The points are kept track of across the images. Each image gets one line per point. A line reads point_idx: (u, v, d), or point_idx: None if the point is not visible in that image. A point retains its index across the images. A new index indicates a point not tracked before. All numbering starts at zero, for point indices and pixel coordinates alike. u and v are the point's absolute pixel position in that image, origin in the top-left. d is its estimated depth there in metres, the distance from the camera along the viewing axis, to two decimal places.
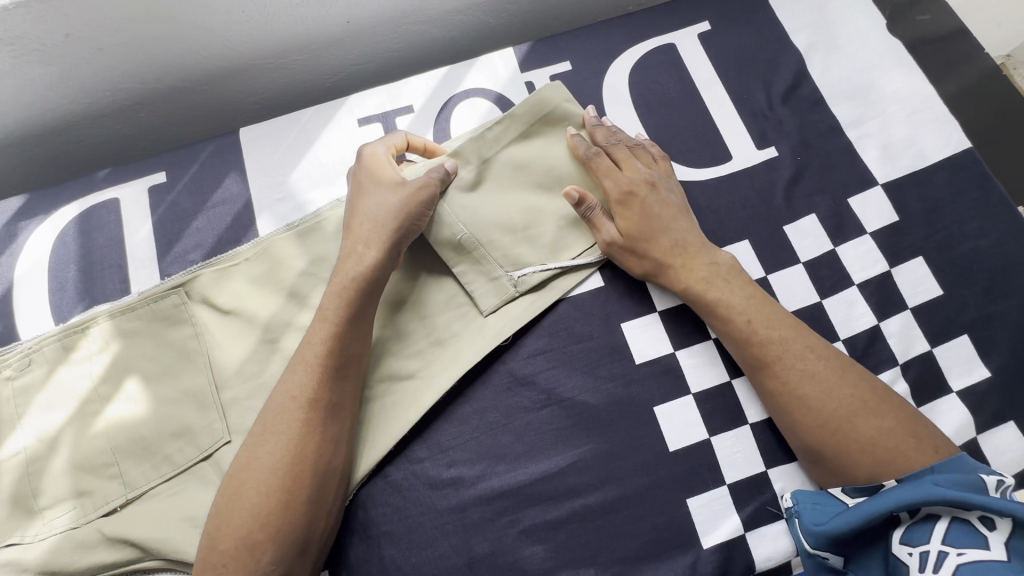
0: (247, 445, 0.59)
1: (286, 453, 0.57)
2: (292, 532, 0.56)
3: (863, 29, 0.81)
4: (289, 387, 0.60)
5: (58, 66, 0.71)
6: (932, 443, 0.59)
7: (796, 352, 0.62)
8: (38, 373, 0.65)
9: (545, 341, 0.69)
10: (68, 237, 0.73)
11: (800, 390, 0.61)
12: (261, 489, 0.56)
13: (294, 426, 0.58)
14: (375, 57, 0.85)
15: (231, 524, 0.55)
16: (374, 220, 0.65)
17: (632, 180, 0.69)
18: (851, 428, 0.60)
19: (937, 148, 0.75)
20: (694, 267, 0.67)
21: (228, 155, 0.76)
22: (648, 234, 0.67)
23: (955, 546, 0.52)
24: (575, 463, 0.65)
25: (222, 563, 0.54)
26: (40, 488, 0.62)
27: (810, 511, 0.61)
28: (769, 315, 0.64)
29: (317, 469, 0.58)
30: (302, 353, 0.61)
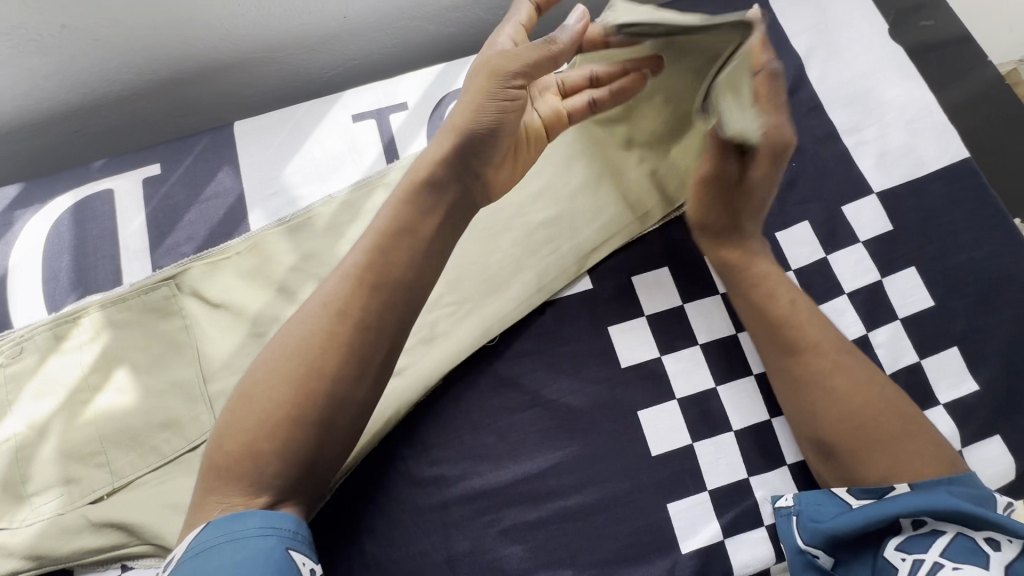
0: (273, 343, 0.52)
1: (306, 361, 0.49)
2: (301, 449, 0.49)
3: (864, 34, 0.80)
4: (325, 296, 0.52)
5: (56, 56, 0.72)
6: (946, 454, 0.58)
7: (823, 346, 0.63)
8: (29, 361, 0.66)
9: (532, 343, 0.69)
10: (62, 227, 0.73)
11: (827, 385, 0.61)
12: (272, 396, 0.49)
13: (319, 334, 0.50)
14: (373, 53, 0.85)
15: (237, 427, 0.49)
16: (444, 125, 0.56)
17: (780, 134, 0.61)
18: (868, 428, 0.59)
19: (934, 157, 0.74)
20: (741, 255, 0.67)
21: (223, 148, 0.76)
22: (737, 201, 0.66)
23: (952, 560, 0.50)
24: (556, 465, 0.65)
25: (225, 465, 0.48)
26: (30, 474, 0.63)
27: (813, 508, 0.59)
28: (803, 309, 0.65)
29: (336, 387, 0.50)
30: (345, 262, 0.53)
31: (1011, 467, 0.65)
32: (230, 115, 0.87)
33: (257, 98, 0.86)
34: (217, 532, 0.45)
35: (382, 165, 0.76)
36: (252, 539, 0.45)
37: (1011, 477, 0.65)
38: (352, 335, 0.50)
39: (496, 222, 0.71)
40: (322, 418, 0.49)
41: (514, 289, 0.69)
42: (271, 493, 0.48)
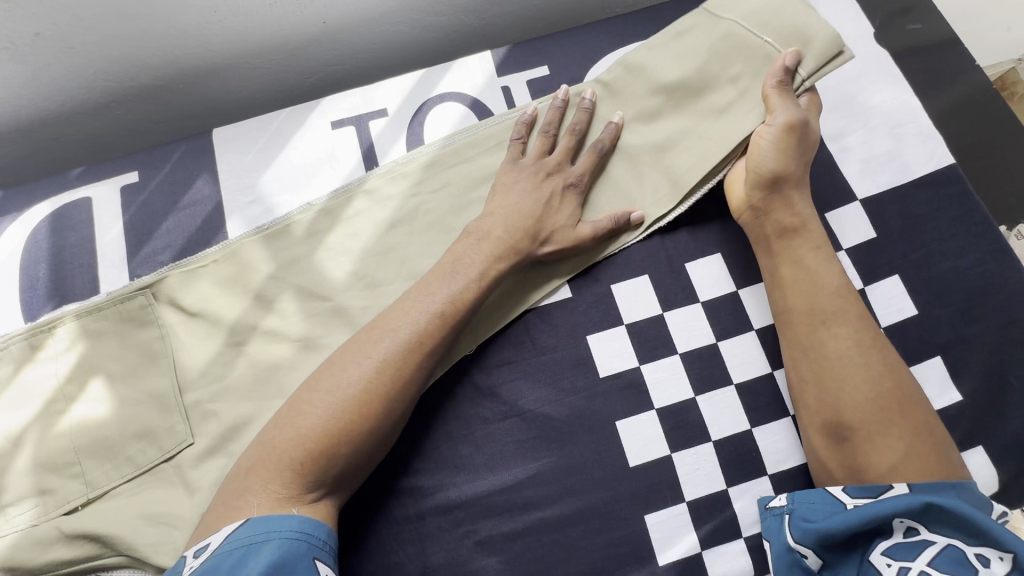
0: (340, 353, 0.59)
1: (388, 385, 0.57)
2: (361, 453, 0.56)
3: (849, 38, 0.79)
4: (400, 320, 0.59)
5: (30, 65, 0.71)
6: (955, 453, 0.59)
7: (861, 328, 0.62)
8: (4, 371, 0.66)
9: (510, 352, 0.68)
10: (39, 235, 0.73)
11: (860, 366, 0.61)
12: (355, 404, 0.55)
13: (396, 349, 0.58)
14: (353, 58, 0.84)
15: (304, 424, 0.55)
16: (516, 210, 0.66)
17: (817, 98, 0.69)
18: (896, 412, 0.59)
19: (919, 163, 0.73)
20: (795, 225, 0.66)
21: (201, 155, 0.76)
22: (808, 153, 0.67)
23: (940, 570, 0.49)
24: (533, 476, 0.64)
25: (296, 462, 0.53)
26: (4, 485, 0.63)
27: (806, 507, 0.58)
28: (840, 289, 0.64)
29: (400, 394, 0.58)
30: (413, 289, 0.62)
31: (993, 478, 0.64)
32: (212, 121, 0.87)
33: (237, 103, 0.85)
34: (258, 529, 0.49)
35: (361, 172, 0.76)
36: (290, 540, 0.50)
37: (993, 489, 0.64)
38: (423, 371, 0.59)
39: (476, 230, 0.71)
40: (385, 424, 0.57)
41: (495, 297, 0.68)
42: (323, 490, 0.55)
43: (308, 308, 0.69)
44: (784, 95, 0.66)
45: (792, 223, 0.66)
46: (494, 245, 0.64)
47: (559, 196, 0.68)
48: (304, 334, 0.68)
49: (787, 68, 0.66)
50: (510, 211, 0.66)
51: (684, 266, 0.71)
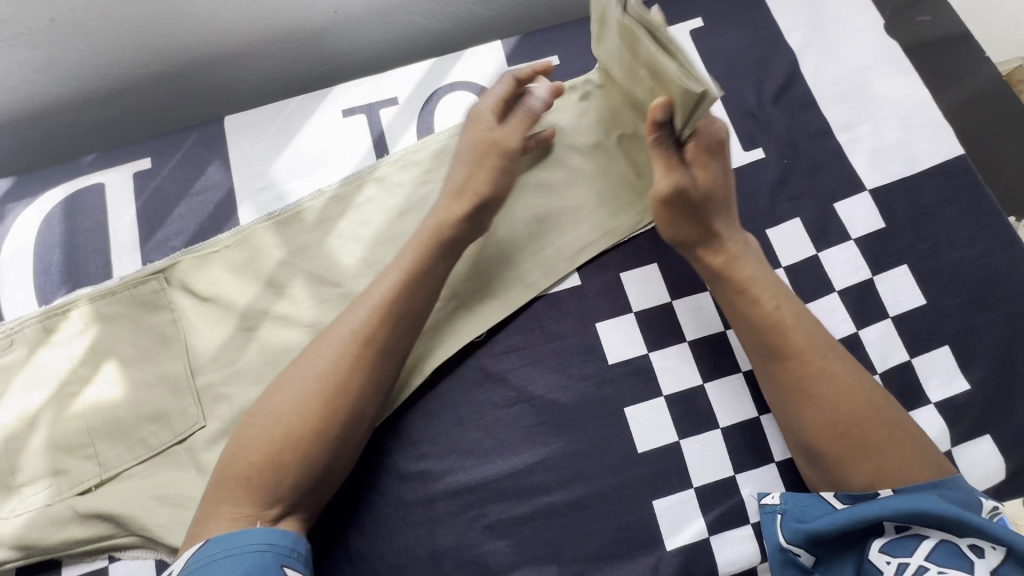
0: (273, 388, 0.58)
1: (324, 392, 0.56)
2: (314, 464, 0.55)
3: (859, 29, 0.79)
4: (323, 353, 0.58)
5: (46, 50, 0.72)
6: (935, 458, 0.58)
7: (819, 349, 0.61)
8: (19, 353, 0.66)
9: (519, 339, 0.68)
10: (53, 219, 0.74)
11: (818, 390, 0.59)
12: (295, 419, 0.55)
13: (326, 379, 0.56)
14: (365, 48, 0.84)
15: (248, 449, 0.54)
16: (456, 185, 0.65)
17: (719, 133, 0.63)
18: (861, 432, 0.58)
19: (928, 154, 0.74)
20: (736, 252, 0.64)
21: (213, 142, 0.76)
22: (715, 201, 0.63)
23: (937, 564, 0.52)
24: (542, 461, 0.65)
25: (245, 478, 0.53)
26: (18, 465, 0.63)
27: (798, 508, 0.59)
28: (795, 309, 0.62)
29: (343, 417, 0.56)
30: (341, 316, 0.60)
31: (1000, 467, 0.65)
32: (222, 109, 0.87)
33: (248, 92, 0.86)
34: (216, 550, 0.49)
35: (371, 160, 0.76)
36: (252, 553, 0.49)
37: (1001, 478, 0.65)
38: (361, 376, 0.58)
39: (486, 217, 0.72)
40: (334, 439, 0.56)
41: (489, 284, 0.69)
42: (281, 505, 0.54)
43: (319, 294, 0.70)
44: (663, 158, 0.61)
45: (726, 254, 0.64)
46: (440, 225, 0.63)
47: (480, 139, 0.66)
48: (314, 319, 0.69)
49: (658, 120, 0.59)
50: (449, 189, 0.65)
51: None
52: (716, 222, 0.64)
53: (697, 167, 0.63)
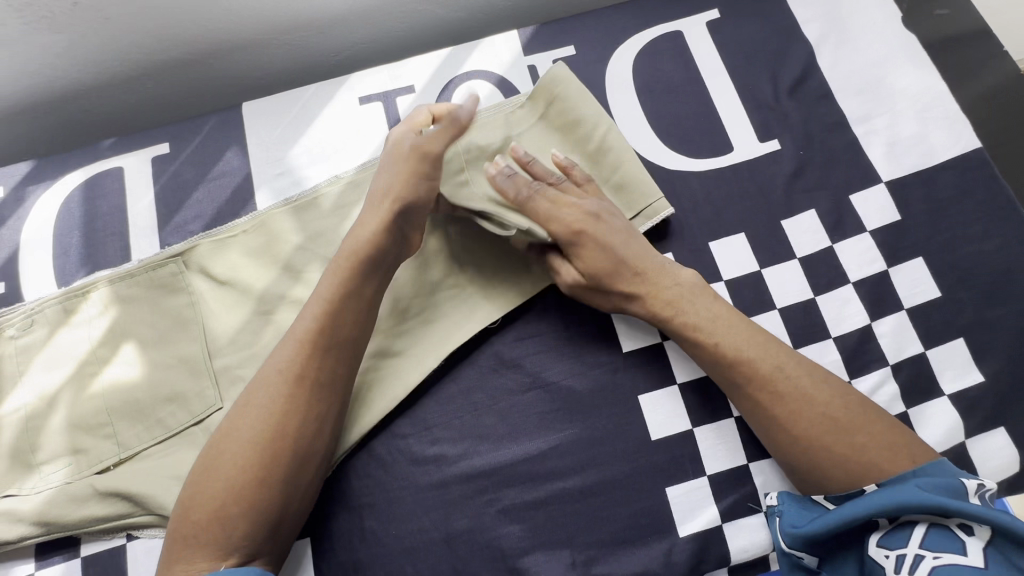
0: (210, 446, 0.57)
1: (262, 428, 0.56)
2: (264, 509, 0.55)
3: (877, 22, 0.79)
4: (255, 403, 0.58)
5: (68, 34, 0.73)
6: (909, 452, 0.58)
7: (766, 371, 0.60)
8: (40, 333, 0.67)
9: (533, 326, 0.69)
10: (73, 203, 0.75)
11: (771, 413, 0.60)
12: (238, 464, 0.55)
13: (263, 426, 0.56)
14: (380, 37, 0.85)
15: (195, 506, 0.54)
16: (377, 202, 0.64)
17: (576, 216, 0.64)
18: (819, 445, 0.58)
19: (945, 147, 0.73)
20: (659, 289, 0.64)
21: (231, 128, 0.77)
22: (610, 271, 0.63)
23: (931, 549, 0.52)
24: (556, 447, 0.65)
25: (193, 534, 0.53)
26: (39, 444, 0.64)
27: (792, 511, 0.60)
28: (738, 331, 0.62)
29: (291, 454, 0.57)
30: (268, 366, 0.59)
31: (1014, 459, 0.65)
32: (240, 96, 0.88)
33: (265, 79, 0.86)
34: None
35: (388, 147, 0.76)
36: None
37: (1015, 470, 0.65)
38: (295, 408, 0.58)
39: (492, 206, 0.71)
40: (278, 477, 0.56)
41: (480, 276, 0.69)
42: (239, 554, 0.54)
43: None
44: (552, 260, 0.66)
45: (648, 296, 0.64)
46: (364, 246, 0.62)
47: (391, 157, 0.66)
48: None
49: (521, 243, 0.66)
50: (371, 206, 0.64)
51: (707, 244, 0.71)
52: (619, 282, 0.64)
53: (579, 252, 0.64)
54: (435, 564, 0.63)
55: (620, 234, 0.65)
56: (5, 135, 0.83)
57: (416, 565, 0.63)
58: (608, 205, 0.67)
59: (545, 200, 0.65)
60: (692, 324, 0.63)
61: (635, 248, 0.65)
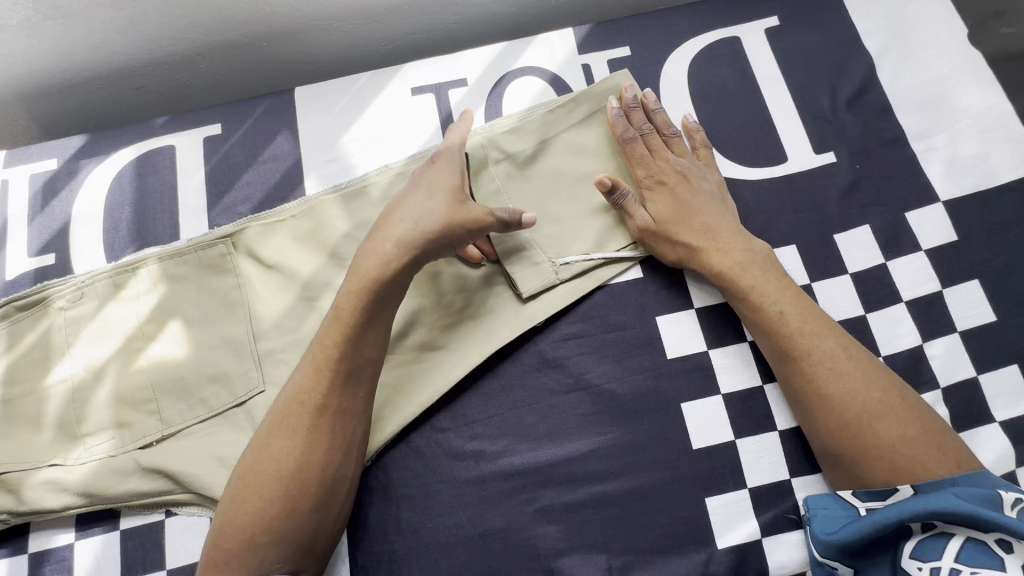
0: (240, 471, 0.58)
1: (291, 457, 0.57)
2: (296, 532, 0.56)
3: (941, 37, 0.77)
4: (281, 431, 0.58)
5: (129, 11, 0.74)
6: (956, 454, 0.57)
7: (825, 350, 0.61)
8: (88, 307, 0.68)
9: (578, 327, 0.68)
10: (124, 178, 0.75)
11: (826, 391, 0.60)
12: (265, 492, 0.56)
13: (288, 458, 0.57)
14: (432, 28, 0.84)
15: (226, 535, 0.55)
16: (412, 223, 0.59)
17: (665, 169, 0.69)
18: (872, 434, 0.58)
19: (1008, 168, 0.72)
20: (729, 252, 0.66)
21: (283, 112, 0.77)
22: (678, 223, 0.67)
23: (968, 565, 0.51)
24: (596, 450, 0.65)
25: (225, 558, 0.55)
26: (84, 415, 0.65)
27: (822, 516, 0.59)
28: (796, 314, 0.63)
29: (319, 482, 0.57)
30: (287, 391, 0.59)
31: None
32: (289, 80, 0.88)
33: (315, 66, 0.86)
34: None
35: (439, 139, 0.76)
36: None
37: None
38: (323, 429, 0.58)
39: (543, 203, 0.70)
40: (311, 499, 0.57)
41: (512, 268, 0.68)
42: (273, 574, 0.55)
43: None
44: (629, 205, 0.68)
45: (720, 260, 0.66)
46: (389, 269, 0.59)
47: (432, 177, 0.62)
48: None
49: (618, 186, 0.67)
50: (406, 219, 0.59)
51: None
52: (682, 234, 0.67)
53: (650, 198, 0.69)
54: (469, 558, 0.62)
55: (701, 195, 0.68)
56: (57, 109, 0.84)
57: (450, 559, 0.63)
58: (698, 167, 0.70)
59: (645, 146, 0.70)
60: (753, 305, 0.64)
61: (711, 209, 0.68)
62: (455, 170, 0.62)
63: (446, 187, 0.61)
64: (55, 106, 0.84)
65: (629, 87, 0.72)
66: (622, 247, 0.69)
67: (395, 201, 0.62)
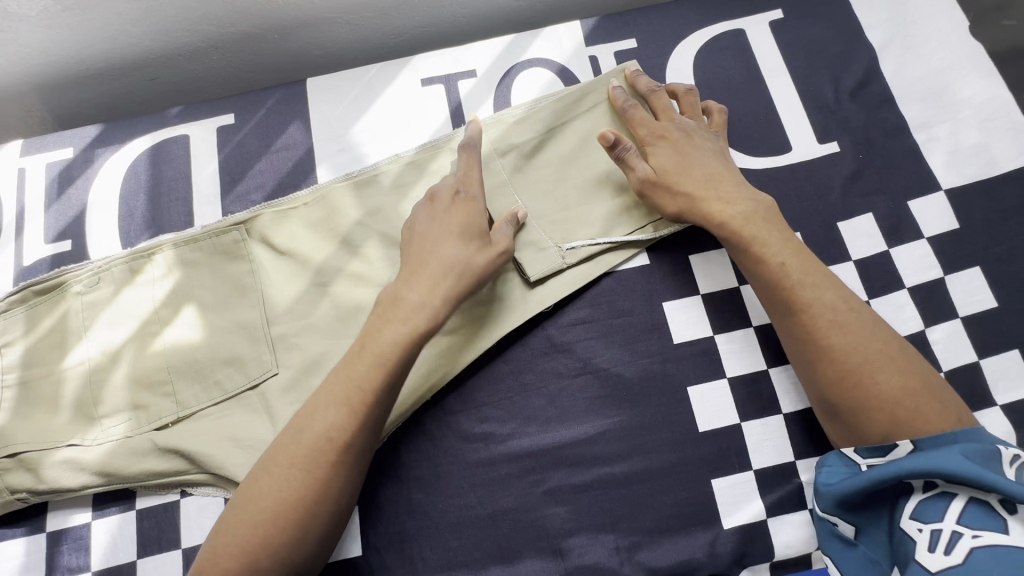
0: (248, 495, 0.56)
1: (308, 493, 0.56)
2: (297, 559, 0.56)
3: (942, 30, 0.78)
4: (301, 464, 0.56)
5: (144, 4, 0.75)
6: (954, 408, 0.57)
7: (825, 302, 0.61)
8: (105, 291, 0.69)
9: (586, 312, 0.69)
10: (139, 166, 0.77)
11: (827, 341, 0.59)
12: (277, 520, 0.55)
13: (307, 492, 0.55)
14: (441, 22, 0.86)
15: (226, 558, 0.54)
16: (449, 273, 0.61)
17: (670, 125, 0.69)
18: (871, 382, 0.58)
19: (1009, 158, 0.73)
20: (732, 201, 0.65)
21: (294, 103, 0.79)
22: (679, 175, 0.66)
23: (970, 527, 0.51)
24: (604, 432, 0.66)
25: None
26: (101, 398, 0.66)
27: (827, 471, 0.60)
28: (798, 265, 0.62)
29: (332, 515, 0.57)
30: (314, 428, 0.57)
31: None
32: (299, 73, 0.89)
33: (325, 58, 0.88)
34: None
35: (448, 129, 0.77)
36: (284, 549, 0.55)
37: None
38: (348, 468, 0.57)
39: (551, 192, 0.72)
40: (318, 532, 0.56)
41: (521, 254, 0.68)
42: None
43: (392, 255, 0.70)
44: (629, 157, 0.68)
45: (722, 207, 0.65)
46: (428, 320, 0.59)
47: (460, 223, 0.63)
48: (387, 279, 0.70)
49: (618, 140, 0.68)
50: (444, 270, 0.61)
51: None
52: (684, 185, 0.66)
53: (654, 150, 0.68)
54: (479, 538, 0.63)
55: (704, 152, 0.68)
56: (72, 100, 0.86)
57: (460, 539, 0.64)
58: (703, 129, 0.70)
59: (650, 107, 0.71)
60: (754, 257, 0.63)
61: (714, 164, 0.67)
62: (477, 213, 0.64)
63: (475, 236, 0.63)
64: (70, 97, 0.85)
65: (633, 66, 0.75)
66: (630, 232, 0.70)
67: (417, 250, 0.63)
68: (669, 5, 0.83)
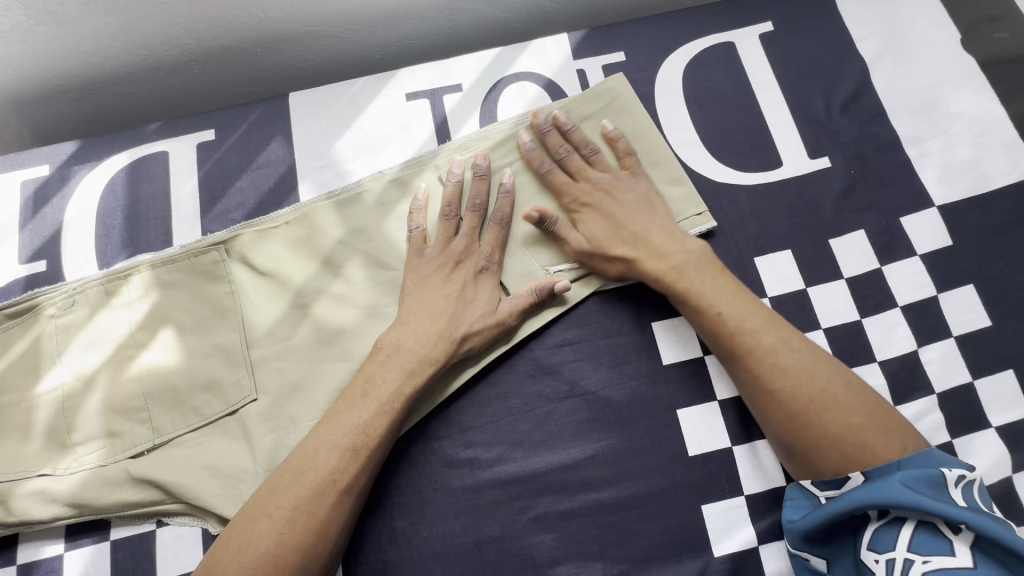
0: (240, 537, 0.54)
1: (305, 535, 0.54)
2: None
3: (935, 42, 0.77)
4: (300, 506, 0.55)
5: (122, 17, 0.74)
6: (901, 437, 0.57)
7: (765, 345, 0.60)
8: (80, 314, 0.67)
9: (574, 332, 0.68)
10: (116, 184, 0.75)
11: (770, 385, 0.59)
12: (272, 561, 0.53)
13: (304, 535, 0.54)
14: (428, 33, 0.84)
15: None
16: (453, 332, 0.63)
17: (588, 188, 0.69)
18: (819, 422, 0.57)
19: (1002, 174, 0.72)
20: (664, 256, 0.65)
21: (276, 118, 0.77)
22: (611, 240, 0.67)
23: (920, 553, 0.51)
24: (593, 457, 0.64)
25: None
26: (75, 424, 0.64)
27: (789, 506, 0.60)
28: (736, 309, 0.62)
29: (329, 556, 0.56)
30: (318, 471, 0.56)
31: None
32: (282, 87, 0.88)
33: (310, 71, 0.86)
34: None
35: (433, 145, 0.76)
36: None
37: None
38: (349, 507, 0.57)
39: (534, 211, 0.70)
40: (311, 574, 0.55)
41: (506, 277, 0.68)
42: None
43: (375, 276, 0.69)
44: (558, 233, 0.68)
45: (655, 266, 0.65)
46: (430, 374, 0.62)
47: (472, 289, 0.65)
48: (370, 302, 0.68)
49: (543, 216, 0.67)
50: (456, 326, 0.63)
51: (752, 260, 0.70)
52: (618, 248, 0.66)
53: (580, 220, 0.68)
54: (463, 568, 0.62)
55: (628, 209, 0.68)
56: (50, 115, 0.84)
57: (445, 569, 0.62)
58: (622, 178, 0.69)
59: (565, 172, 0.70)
60: (694, 306, 0.63)
61: (644, 218, 0.67)
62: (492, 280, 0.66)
63: (486, 304, 0.65)
64: (46, 111, 0.83)
65: (539, 112, 0.71)
66: None
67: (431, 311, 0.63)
68: (659, 17, 0.81)
